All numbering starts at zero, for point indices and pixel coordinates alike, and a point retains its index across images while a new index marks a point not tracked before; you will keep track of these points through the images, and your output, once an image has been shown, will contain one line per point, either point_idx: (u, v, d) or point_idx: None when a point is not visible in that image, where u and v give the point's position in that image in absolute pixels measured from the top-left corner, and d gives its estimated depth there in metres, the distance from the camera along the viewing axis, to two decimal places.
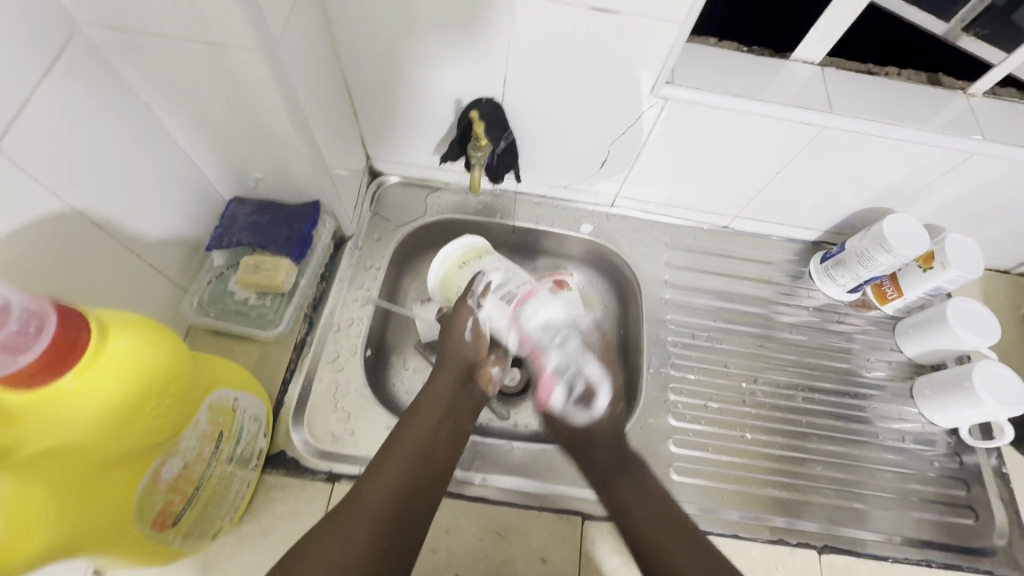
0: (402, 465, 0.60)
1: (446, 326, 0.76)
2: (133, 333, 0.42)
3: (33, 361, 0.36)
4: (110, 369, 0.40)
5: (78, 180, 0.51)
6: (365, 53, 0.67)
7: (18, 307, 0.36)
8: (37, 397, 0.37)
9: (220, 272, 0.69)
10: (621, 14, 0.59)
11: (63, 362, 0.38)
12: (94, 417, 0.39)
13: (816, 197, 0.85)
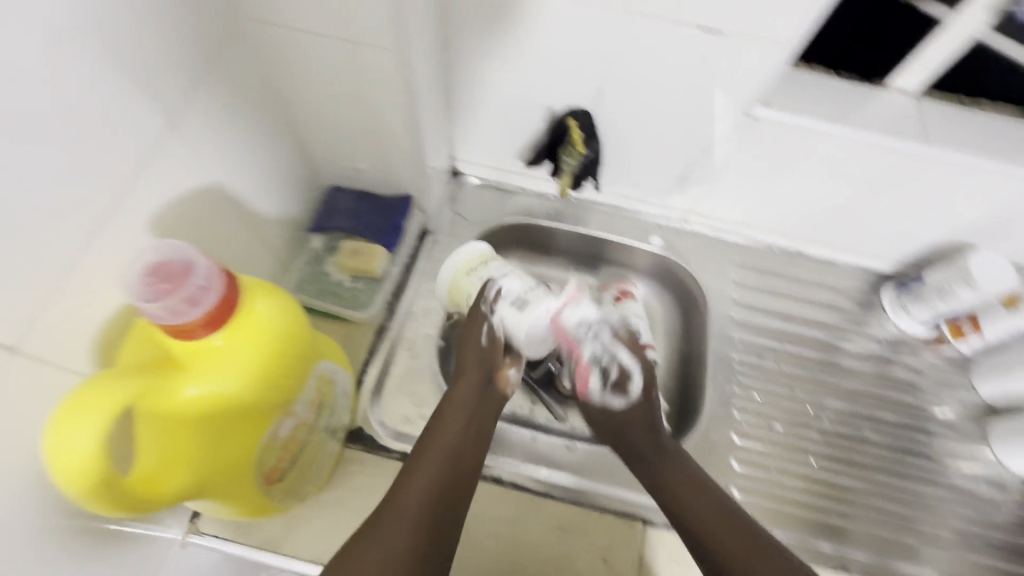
0: (432, 469, 0.58)
1: (462, 333, 0.71)
2: (269, 300, 0.46)
3: (202, 315, 0.41)
4: (249, 330, 0.44)
5: (217, 158, 0.57)
6: (471, 59, 0.71)
7: (199, 267, 0.41)
8: (193, 348, 0.42)
9: (318, 254, 0.74)
10: (727, 35, 0.61)
11: (218, 320, 0.42)
12: (233, 372, 0.44)
13: (896, 228, 0.85)
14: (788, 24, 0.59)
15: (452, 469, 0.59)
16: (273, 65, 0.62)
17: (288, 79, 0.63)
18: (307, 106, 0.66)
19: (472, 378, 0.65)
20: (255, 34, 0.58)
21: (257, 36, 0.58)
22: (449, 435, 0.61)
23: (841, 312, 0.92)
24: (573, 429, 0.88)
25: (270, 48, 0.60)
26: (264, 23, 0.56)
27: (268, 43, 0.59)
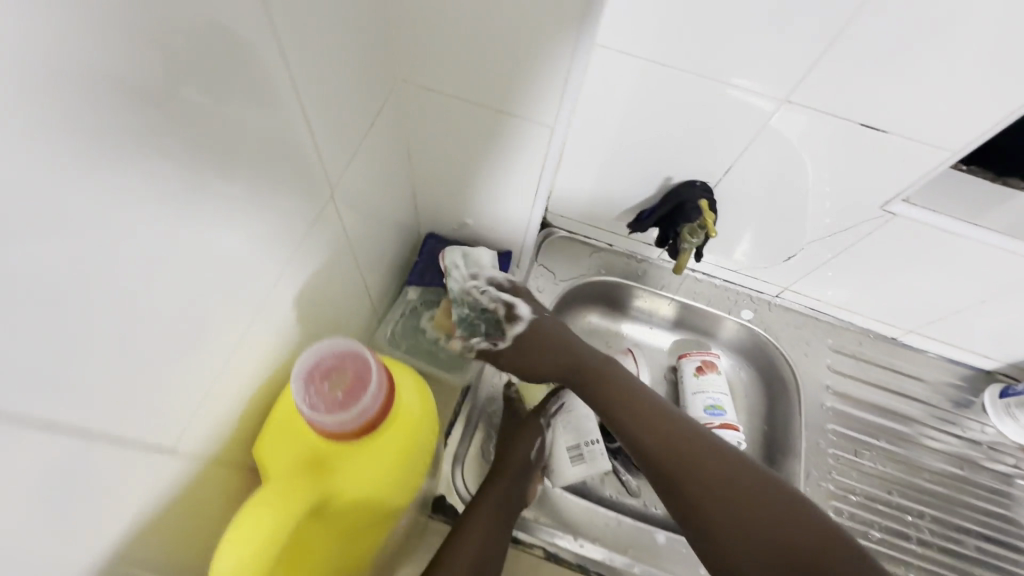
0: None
1: (510, 431, 0.72)
2: (409, 392, 0.50)
3: (366, 422, 0.45)
4: (396, 429, 0.48)
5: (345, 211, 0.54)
6: (596, 125, 0.69)
7: (371, 373, 0.46)
8: (348, 450, 0.45)
9: (415, 308, 0.71)
10: (888, 135, 0.58)
11: (376, 424, 0.46)
12: (380, 472, 0.46)
13: (1014, 332, 0.79)
14: (963, 132, 0.55)
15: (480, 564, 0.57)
16: (406, 122, 0.61)
17: (420, 134, 0.62)
18: (431, 161, 0.65)
19: (505, 480, 0.64)
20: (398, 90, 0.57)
21: (402, 92, 0.57)
22: (483, 516, 0.61)
23: (939, 410, 0.87)
24: (647, 507, 0.83)
25: (410, 106, 0.59)
26: (412, 79, 0.56)
27: (408, 98, 0.58)
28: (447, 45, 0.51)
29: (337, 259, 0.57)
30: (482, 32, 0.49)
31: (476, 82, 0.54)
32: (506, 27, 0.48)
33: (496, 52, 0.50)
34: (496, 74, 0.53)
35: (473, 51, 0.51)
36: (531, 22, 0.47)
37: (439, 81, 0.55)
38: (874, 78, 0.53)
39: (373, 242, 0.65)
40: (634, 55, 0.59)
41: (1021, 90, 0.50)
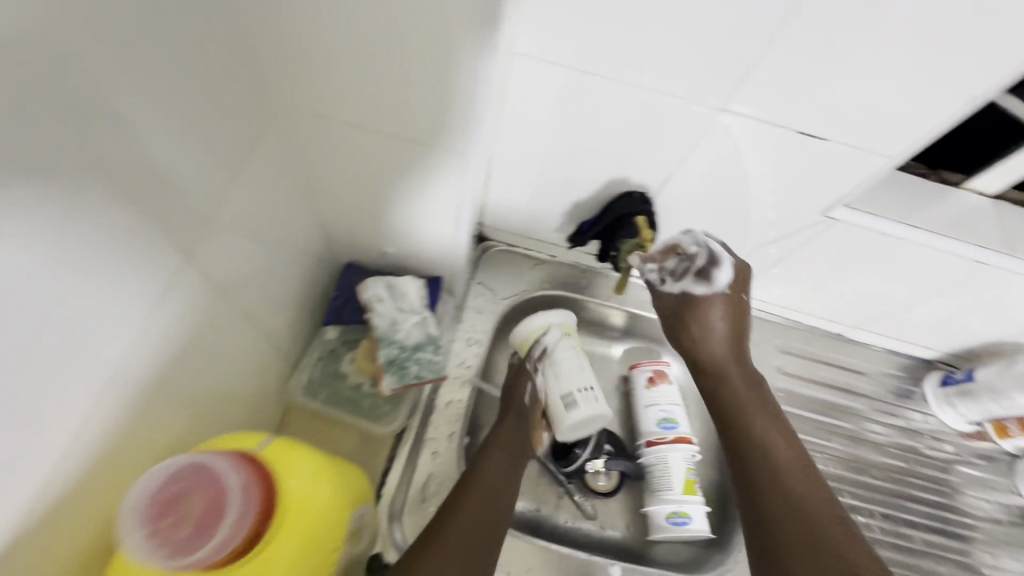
0: (467, 517, 0.58)
1: (508, 386, 0.77)
2: (300, 472, 0.48)
3: (254, 525, 0.43)
4: (300, 513, 0.46)
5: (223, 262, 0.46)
6: (524, 136, 0.63)
7: (229, 481, 0.43)
8: (247, 560, 0.43)
9: (334, 349, 0.63)
10: (829, 141, 0.54)
11: (270, 518, 0.44)
12: (293, 565, 0.44)
13: (953, 325, 0.79)
14: (899, 139, 0.52)
15: (491, 504, 0.61)
16: (298, 145, 0.52)
17: (315, 160, 0.53)
18: (334, 188, 0.57)
19: (503, 434, 0.69)
20: (280, 110, 0.48)
21: (285, 112, 0.48)
22: (498, 459, 0.66)
23: (884, 404, 0.87)
24: (603, 529, 0.80)
25: (299, 128, 0.50)
26: (297, 100, 0.47)
27: (295, 119, 0.49)
28: (332, 61, 0.43)
29: (226, 317, 0.48)
30: (371, 47, 0.41)
31: (374, 104, 0.46)
32: (398, 42, 0.41)
33: (391, 69, 0.43)
34: (395, 95, 0.45)
35: (365, 68, 0.43)
36: (428, 34, 0.39)
37: (330, 101, 0.47)
38: (809, 86, 0.50)
39: (276, 286, 0.56)
40: (556, 62, 0.53)
41: (955, 98, 0.48)
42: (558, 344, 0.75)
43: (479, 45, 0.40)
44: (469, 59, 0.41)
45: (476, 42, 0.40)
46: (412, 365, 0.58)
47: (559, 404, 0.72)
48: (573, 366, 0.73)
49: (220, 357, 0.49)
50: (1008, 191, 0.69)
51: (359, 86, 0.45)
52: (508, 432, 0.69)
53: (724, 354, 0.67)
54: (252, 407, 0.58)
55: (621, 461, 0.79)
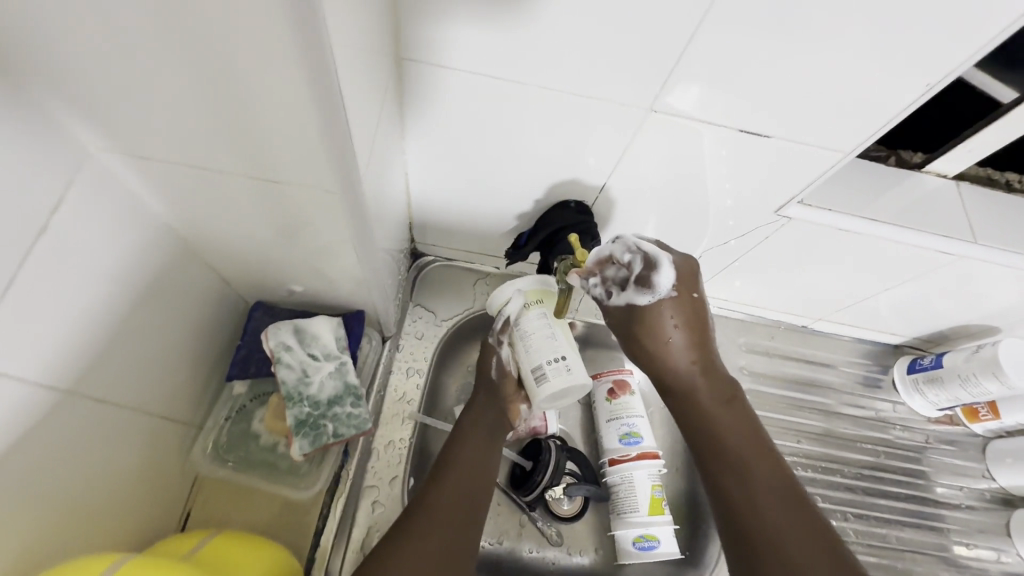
0: (433, 525, 0.54)
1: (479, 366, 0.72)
2: None
3: None
4: None
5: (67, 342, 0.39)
6: (441, 146, 0.56)
7: None
8: None
9: (243, 407, 0.56)
10: (772, 139, 0.50)
11: None
12: None
13: (919, 311, 0.75)
14: (852, 132, 0.48)
15: (460, 504, 0.58)
16: (149, 192, 0.42)
17: (177, 207, 0.44)
18: (213, 233, 0.48)
19: (466, 435, 0.65)
20: (107, 155, 0.38)
21: (118, 157, 0.38)
22: (466, 454, 0.63)
23: (853, 397, 0.84)
24: (570, 556, 0.75)
25: (146, 175, 0.40)
26: (123, 143, 0.37)
27: (130, 164, 0.39)
28: (150, 102, 0.32)
29: (77, 404, 0.41)
30: (189, 86, 0.30)
31: (222, 151, 0.36)
32: (221, 80, 0.30)
33: (228, 114, 0.32)
34: (244, 142, 0.34)
35: (194, 113, 0.33)
36: (258, 76, 0.29)
37: (167, 147, 0.36)
38: (742, 80, 0.44)
39: (159, 347, 0.49)
40: (458, 68, 0.47)
41: (912, 85, 0.43)
42: (522, 313, 0.64)
43: (330, 90, 0.29)
44: (322, 107, 0.30)
45: (325, 87, 0.29)
46: (327, 424, 0.53)
47: (527, 380, 0.62)
48: (542, 334, 0.61)
49: (90, 443, 0.43)
50: (969, 169, 0.65)
51: (195, 132, 0.34)
52: (482, 408, 0.68)
53: (688, 365, 0.56)
54: (150, 485, 0.51)
55: (586, 486, 0.73)
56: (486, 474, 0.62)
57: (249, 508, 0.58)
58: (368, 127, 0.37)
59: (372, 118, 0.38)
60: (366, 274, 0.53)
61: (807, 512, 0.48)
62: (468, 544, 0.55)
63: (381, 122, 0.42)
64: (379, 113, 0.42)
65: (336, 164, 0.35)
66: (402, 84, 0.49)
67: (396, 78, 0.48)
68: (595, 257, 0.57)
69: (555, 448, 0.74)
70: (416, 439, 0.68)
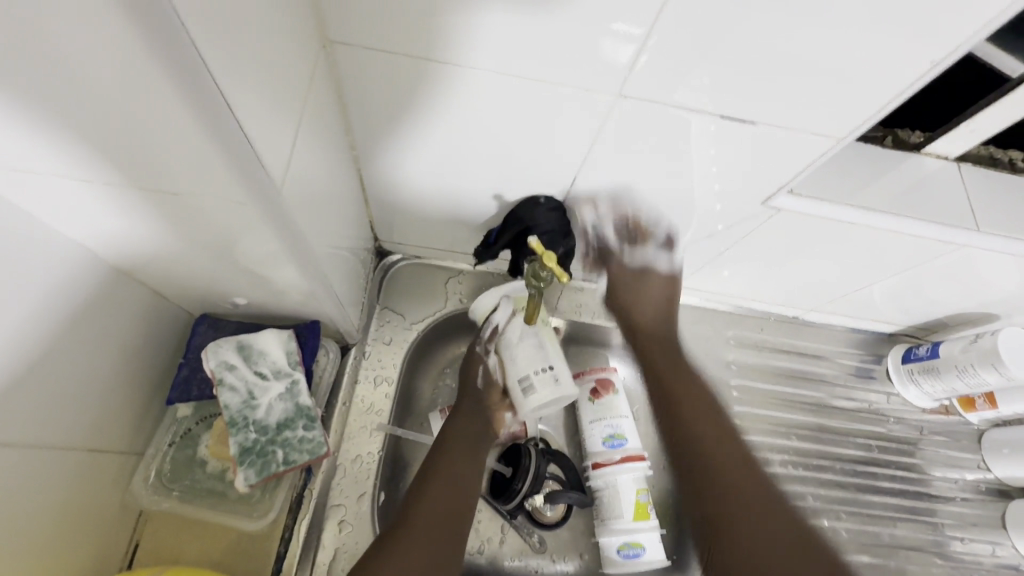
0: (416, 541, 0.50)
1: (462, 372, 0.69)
2: None
3: None
4: None
5: None
6: (393, 137, 0.51)
7: None
8: None
9: (188, 430, 0.54)
10: (756, 125, 0.45)
11: None
12: None
13: (914, 300, 0.71)
14: (842, 117, 0.43)
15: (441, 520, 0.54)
16: (45, 213, 0.38)
17: (81, 227, 0.40)
18: (131, 251, 0.43)
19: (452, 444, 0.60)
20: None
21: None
22: (451, 464, 0.59)
23: (845, 389, 0.81)
24: (553, 563, 0.72)
25: (36, 195, 0.36)
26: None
27: (10, 189, 0.35)
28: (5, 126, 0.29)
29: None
30: (43, 104, 0.27)
31: (106, 166, 0.32)
32: (79, 92, 0.26)
33: (98, 126, 0.29)
34: (127, 152, 0.31)
35: (59, 129, 0.29)
36: (114, 78, 0.25)
37: (43, 166, 0.32)
38: (717, 63, 0.40)
39: (81, 378, 0.45)
40: (394, 52, 0.41)
41: (913, 60, 0.38)
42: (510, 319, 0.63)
43: (200, 78, 0.26)
44: (196, 100, 0.27)
45: (194, 76, 0.26)
46: (276, 450, 0.52)
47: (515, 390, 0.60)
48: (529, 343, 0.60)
49: (6, 491, 0.39)
50: (971, 149, 0.60)
51: (69, 150, 0.31)
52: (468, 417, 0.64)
53: (660, 303, 0.66)
54: (87, 521, 0.47)
55: (571, 493, 0.67)
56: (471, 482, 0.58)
57: (201, 536, 0.54)
58: (272, 121, 0.33)
59: (282, 112, 0.34)
60: (312, 282, 0.48)
61: (775, 502, 0.49)
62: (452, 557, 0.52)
63: (304, 116, 0.37)
64: (300, 105, 0.37)
65: (233, 163, 0.31)
66: (335, 71, 0.44)
67: (327, 65, 0.42)
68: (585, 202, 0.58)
69: (535, 451, 0.70)
70: (385, 452, 0.65)
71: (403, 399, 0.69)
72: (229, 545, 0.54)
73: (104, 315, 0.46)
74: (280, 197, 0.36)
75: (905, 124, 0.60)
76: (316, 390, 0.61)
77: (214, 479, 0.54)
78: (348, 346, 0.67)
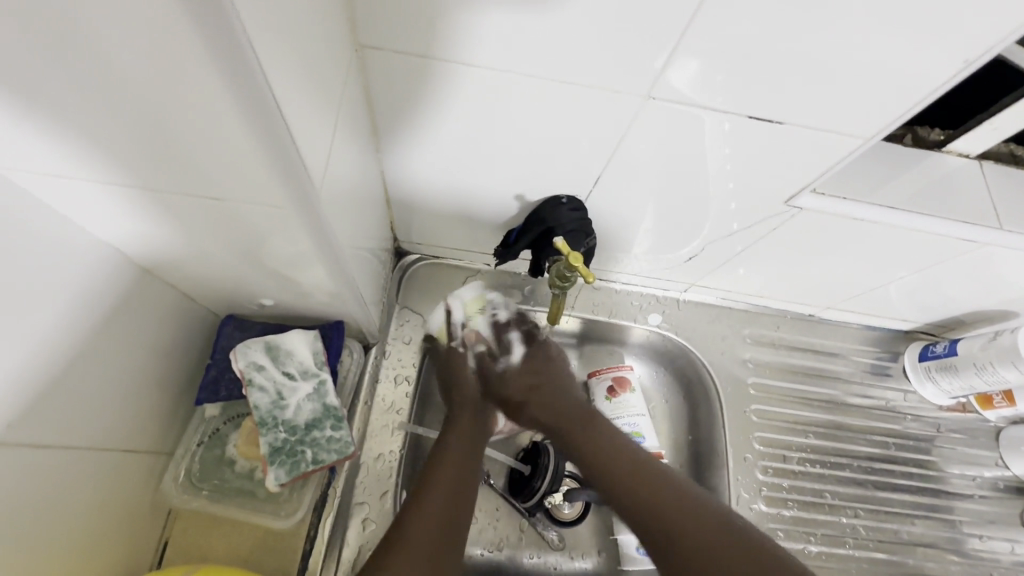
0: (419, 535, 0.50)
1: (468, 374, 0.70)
2: None
3: None
4: None
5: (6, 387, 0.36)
6: (415, 138, 0.51)
7: None
8: None
9: (216, 429, 0.55)
10: (784, 125, 0.45)
11: None
12: None
13: (933, 298, 0.71)
14: (872, 116, 0.43)
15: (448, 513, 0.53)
16: (86, 216, 0.39)
17: (120, 230, 0.40)
18: (167, 254, 0.44)
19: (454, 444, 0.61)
20: (25, 182, 0.35)
21: (37, 187, 0.35)
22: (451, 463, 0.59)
23: (862, 387, 0.81)
24: (572, 560, 0.72)
25: (79, 198, 0.37)
26: (41, 167, 0.33)
27: (53, 191, 0.36)
28: (62, 129, 0.30)
29: (19, 453, 0.37)
30: (102, 109, 0.28)
31: (153, 171, 0.33)
32: (136, 99, 0.27)
33: (150, 132, 0.30)
34: (174, 159, 0.32)
35: (113, 134, 0.30)
36: (170, 83, 0.26)
37: (91, 170, 0.33)
38: (744, 64, 0.40)
39: (114, 378, 0.46)
40: (420, 55, 0.42)
41: (945, 58, 0.37)
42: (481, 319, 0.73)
43: (253, 86, 0.27)
44: (246, 106, 0.27)
45: (247, 84, 0.26)
46: (305, 450, 0.52)
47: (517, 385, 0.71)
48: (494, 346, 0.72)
49: (44, 489, 0.40)
50: (992, 147, 0.60)
51: (115, 154, 0.32)
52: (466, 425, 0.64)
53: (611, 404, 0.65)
54: (120, 518, 0.48)
55: (590, 491, 0.68)
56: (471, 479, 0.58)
57: (229, 533, 0.55)
58: (312, 126, 0.33)
59: (321, 117, 0.34)
60: (339, 283, 0.49)
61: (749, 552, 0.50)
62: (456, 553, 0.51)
63: (338, 121, 0.38)
64: (336, 111, 0.37)
65: (276, 168, 0.32)
66: (364, 74, 0.44)
67: (357, 68, 0.43)
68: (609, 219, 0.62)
69: (553, 451, 0.70)
70: (406, 450, 0.65)
71: (423, 398, 0.70)
72: (256, 543, 0.55)
73: (137, 317, 0.47)
74: (315, 200, 0.36)
75: (925, 122, 0.60)
76: (340, 390, 0.62)
77: (242, 479, 0.54)
78: (369, 346, 0.67)
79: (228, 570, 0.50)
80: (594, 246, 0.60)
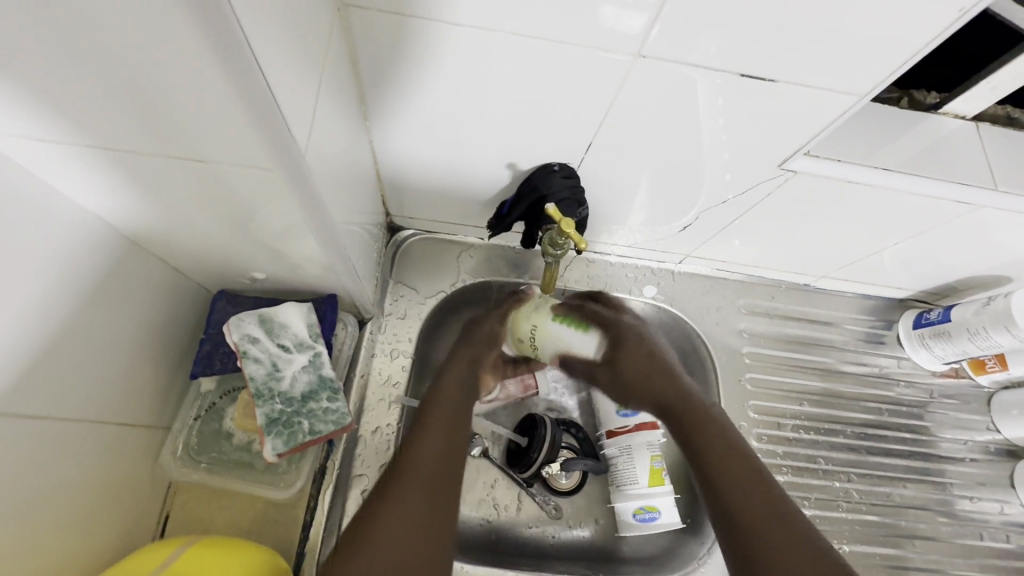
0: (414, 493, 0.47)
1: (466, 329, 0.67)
2: None
3: None
4: None
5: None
6: (404, 104, 0.50)
7: None
8: None
9: (212, 404, 0.55)
10: (777, 84, 0.44)
11: None
12: None
13: (928, 265, 0.71)
14: (866, 74, 0.42)
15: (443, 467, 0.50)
16: (67, 182, 0.38)
17: (101, 198, 0.40)
18: (152, 224, 0.44)
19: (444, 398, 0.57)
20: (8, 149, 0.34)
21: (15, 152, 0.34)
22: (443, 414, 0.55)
23: (856, 354, 0.82)
24: (570, 528, 0.74)
25: (58, 163, 0.36)
26: (14, 130, 0.32)
27: (32, 157, 0.35)
28: (35, 90, 0.29)
29: (14, 426, 0.38)
30: (79, 68, 0.27)
31: (131, 133, 0.32)
32: (113, 63, 0.27)
33: (125, 91, 0.29)
34: (150, 119, 0.31)
35: (89, 96, 0.29)
36: (148, 40, 0.25)
37: (69, 133, 0.32)
38: (736, 25, 0.39)
39: (105, 351, 0.45)
40: (409, 15, 0.41)
41: (942, 12, 0.37)
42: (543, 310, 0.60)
43: (231, 37, 0.26)
44: (231, 65, 0.27)
45: (227, 38, 0.25)
46: (302, 421, 0.53)
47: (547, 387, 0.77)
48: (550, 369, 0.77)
49: (40, 462, 0.40)
50: (988, 109, 0.59)
51: (91, 118, 0.31)
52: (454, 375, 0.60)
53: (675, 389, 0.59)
54: (119, 489, 0.49)
55: (587, 461, 0.69)
56: (461, 436, 0.54)
57: (228, 505, 0.56)
58: (296, 86, 0.32)
59: (305, 81, 0.34)
60: (328, 255, 0.48)
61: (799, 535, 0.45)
62: (453, 502, 0.48)
63: (324, 82, 0.37)
64: (322, 72, 0.36)
65: (261, 130, 0.31)
66: (349, 37, 0.43)
67: (341, 30, 0.42)
68: (607, 186, 0.61)
69: (550, 422, 0.71)
70: (404, 424, 0.66)
71: (419, 371, 0.70)
72: (257, 513, 0.56)
73: (127, 292, 0.47)
74: (305, 163, 0.35)
75: (920, 83, 0.60)
76: (336, 363, 0.63)
77: (239, 451, 0.55)
78: (364, 320, 0.67)
79: (233, 541, 0.51)
80: (586, 215, 0.59)
